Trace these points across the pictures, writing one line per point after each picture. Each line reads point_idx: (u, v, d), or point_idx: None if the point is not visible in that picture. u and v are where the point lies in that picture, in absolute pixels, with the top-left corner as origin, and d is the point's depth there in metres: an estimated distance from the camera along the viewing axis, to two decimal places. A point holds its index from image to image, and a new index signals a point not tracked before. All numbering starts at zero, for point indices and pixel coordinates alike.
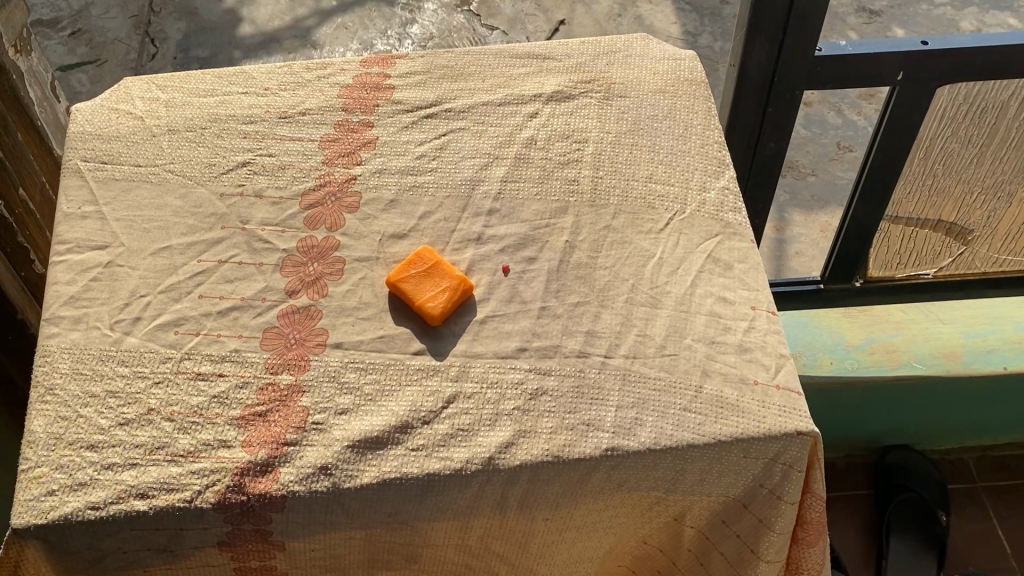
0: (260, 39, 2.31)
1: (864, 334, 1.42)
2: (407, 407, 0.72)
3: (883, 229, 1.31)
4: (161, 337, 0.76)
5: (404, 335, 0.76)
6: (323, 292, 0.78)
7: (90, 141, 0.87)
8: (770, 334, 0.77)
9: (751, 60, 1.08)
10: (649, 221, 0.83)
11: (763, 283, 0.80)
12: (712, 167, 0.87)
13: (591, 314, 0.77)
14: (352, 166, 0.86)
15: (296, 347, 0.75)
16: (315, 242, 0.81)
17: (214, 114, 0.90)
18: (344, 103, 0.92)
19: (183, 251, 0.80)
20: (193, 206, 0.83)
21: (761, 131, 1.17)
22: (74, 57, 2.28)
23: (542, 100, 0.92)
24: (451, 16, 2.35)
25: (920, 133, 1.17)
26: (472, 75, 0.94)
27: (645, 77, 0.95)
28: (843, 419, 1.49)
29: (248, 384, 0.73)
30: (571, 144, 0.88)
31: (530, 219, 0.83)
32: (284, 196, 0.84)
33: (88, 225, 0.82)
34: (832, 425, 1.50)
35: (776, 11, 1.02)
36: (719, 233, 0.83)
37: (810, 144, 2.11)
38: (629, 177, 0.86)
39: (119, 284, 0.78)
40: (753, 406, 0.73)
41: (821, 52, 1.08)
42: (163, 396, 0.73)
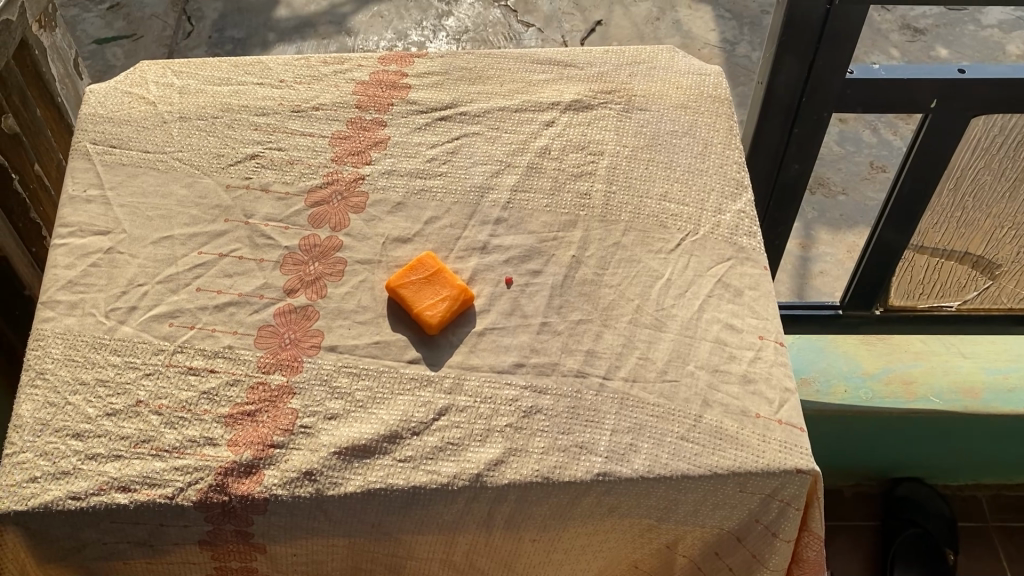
0: (296, 23, 2.31)
1: (881, 365, 1.37)
2: (397, 417, 0.71)
3: (906, 259, 1.23)
4: (155, 328, 0.75)
5: (400, 343, 0.75)
6: (322, 293, 0.77)
7: (100, 124, 0.86)
8: (776, 366, 0.75)
9: (779, 78, 0.99)
10: (660, 241, 0.80)
11: (773, 313, 0.78)
12: (729, 189, 0.84)
13: (593, 333, 0.75)
14: (361, 165, 0.84)
15: (290, 347, 0.74)
16: (317, 241, 0.79)
17: (226, 103, 0.88)
18: (358, 101, 0.89)
19: (185, 242, 0.79)
20: (198, 196, 0.81)
21: (785, 153, 1.08)
22: (112, 31, 2.30)
23: (560, 109, 0.88)
24: (487, 11, 2.33)
25: (951, 161, 1.08)
26: (490, 78, 0.91)
27: (668, 91, 0.91)
28: (854, 450, 1.46)
29: (239, 382, 0.73)
30: (586, 156, 0.85)
31: (537, 231, 0.81)
32: (290, 193, 0.82)
33: (91, 209, 0.81)
34: (841, 455, 1.47)
35: (810, 27, 0.93)
36: (732, 258, 0.80)
37: (842, 162, 2.09)
38: (643, 194, 0.83)
39: (117, 271, 0.77)
40: (752, 440, 0.70)
41: (852, 75, 0.98)
42: (152, 388, 0.72)
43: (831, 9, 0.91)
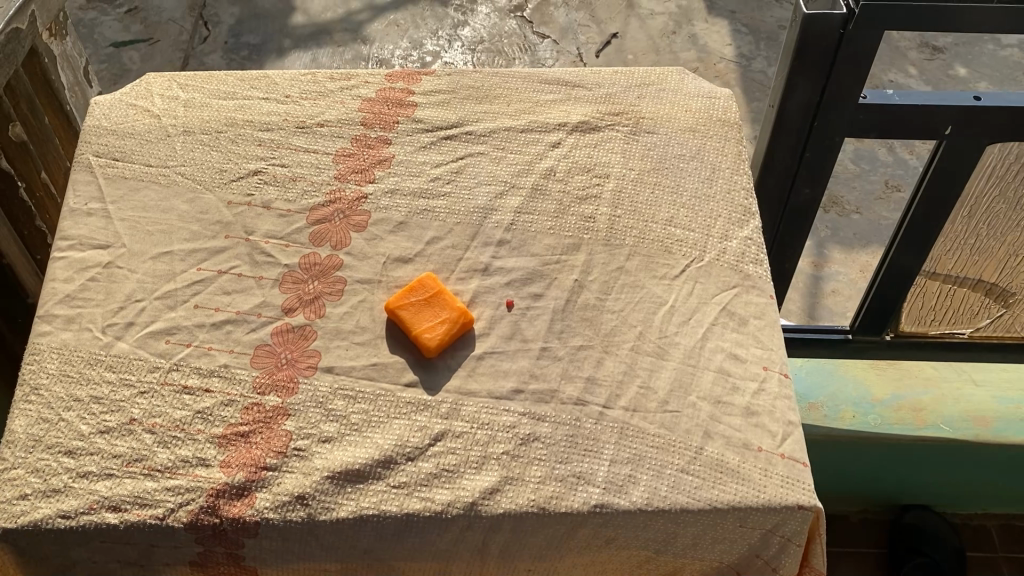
0: (312, 30, 2.31)
1: (891, 391, 1.35)
2: (392, 442, 0.70)
3: (918, 285, 1.20)
4: (151, 345, 0.74)
5: (397, 366, 0.73)
6: (320, 312, 0.76)
7: (104, 136, 0.85)
8: (781, 398, 0.73)
9: (791, 102, 0.96)
10: (664, 266, 0.79)
11: (779, 343, 0.76)
12: (736, 215, 0.82)
13: (594, 360, 0.74)
14: (364, 184, 0.83)
15: (286, 367, 0.73)
16: (317, 260, 0.78)
17: (230, 118, 0.87)
18: (364, 118, 0.88)
19: (184, 258, 0.78)
20: (199, 212, 0.81)
21: (796, 176, 1.05)
22: (129, 35, 2.31)
23: (566, 130, 0.87)
24: (503, 21, 2.34)
25: (964, 190, 1.06)
26: (497, 98, 0.90)
27: (677, 113, 0.89)
28: (863, 477, 1.44)
29: (233, 402, 0.72)
30: (591, 179, 0.84)
31: (540, 254, 0.79)
32: (292, 210, 0.81)
33: (92, 223, 0.80)
34: (849, 481, 1.45)
35: (824, 52, 0.90)
36: (737, 286, 0.78)
37: (858, 180, 2.10)
38: (648, 219, 0.81)
39: (116, 286, 0.77)
40: (754, 474, 0.69)
41: (865, 100, 0.95)
42: (146, 407, 0.71)
43: (844, 33, 0.88)
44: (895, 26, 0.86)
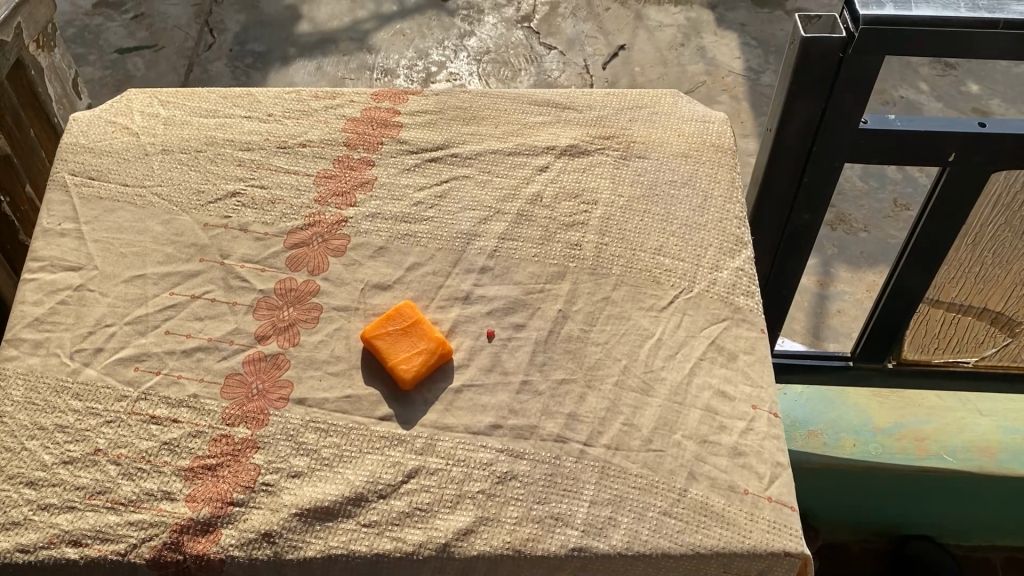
0: (318, 39, 2.30)
1: (893, 419, 1.32)
2: (364, 478, 0.67)
3: (921, 313, 1.17)
4: (120, 372, 0.72)
5: (372, 398, 0.71)
6: (294, 340, 0.74)
7: (81, 154, 0.84)
8: (769, 439, 0.70)
9: (789, 126, 0.93)
10: (652, 297, 0.76)
11: (769, 380, 0.73)
12: (728, 244, 0.79)
13: (576, 395, 0.71)
14: (345, 207, 0.81)
15: (257, 398, 0.71)
16: (293, 285, 0.76)
17: (210, 137, 0.85)
18: (347, 138, 0.86)
19: (157, 282, 0.76)
20: (174, 234, 0.79)
21: (794, 201, 1.02)
22: (135, 41, 2.29)
23: (555, 154, 0.85)
24: (510, 32, 2.33)
25: (969, 218, 1.03)
26: (485, 119, 0.88)
27: (669, 137, 0.86)
28: (863, 506, 1.40)
29: (201, 434, 0.69)
30: (579, 205, 0.81)
31: (523, 282, 0.77)
32: (269, 233, 0.79)
33: (64, 243, 0.78)
34: (848, 509, 1.40)
35: (823, 75, 0.87)
36: (727, 319, 0.75)
37: (865, 198, 2.08)
38: (636, 247, 0.78)
39: (86, 310, 0.75)
40: (739, 518, 0.66)
41: (866, 125, 0.92)
42: (111, 437, 0.69)
43: (844, 57, 0.85)
44: (897, 50, 0.83)
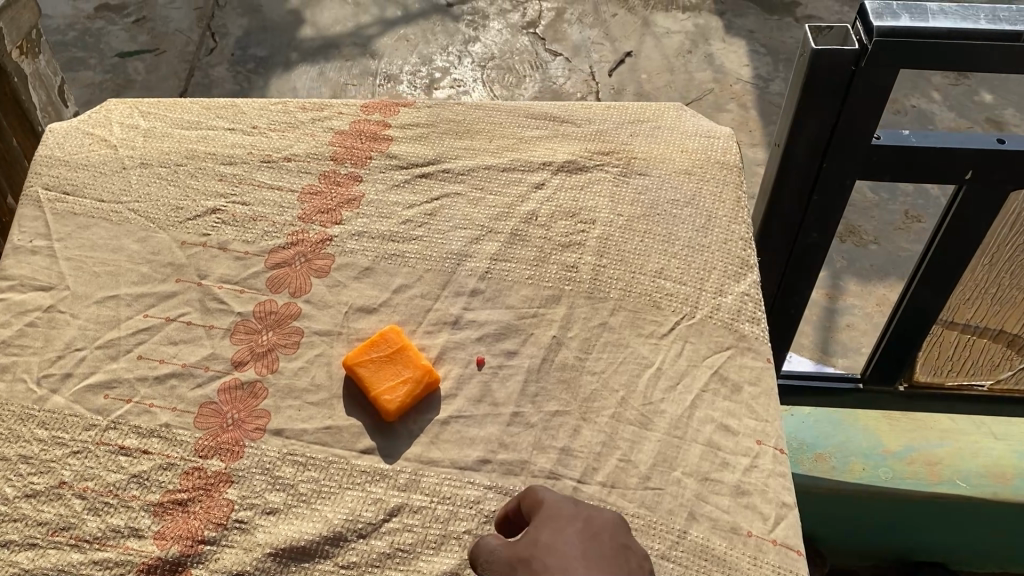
0: (320, 44, 2.27)
1: (904, 442, 1.27)
2: (343, 516, 0.63)
3: (934, 335, 1.12)
4: (89, 400, 0.68)
5: (353, 429, 0.67)
6: (272, 367, 0.70)
7: (56, 167, 0.80)
8: (774, 476, 0.66)
9: (798, 141, 0.89)
10: (651, 323, 0.72)
11: (775, 414, 0.69)
12: (733, 267, 0.75)
13: (570, 428, 0.67)
14: (330, 225, 0.77)
15: (232, 429, 0.67)
16: (273, 308, 0.72)
17: (191, 150, 0.82)
18: (334, 152, 0.82)
19: (130, 303, 0.72)
20: (150, 253, 0.75)
21: (803, 220, 0.97)
22: (135, 45, 2.25)
23: (552, 170, 0.81)
24: (515, 38, 2.29)
25: (986, 237, 0.98)
26: (478, 133, 0.84)
27: (672, 153, 0.82)
28: (872, 533, 1.34)
29: (173, 466, 0.66)
30: (576, 224, 0.77)
31: (516, 306, 0.73)
32: (250, 252, 0.75)
33: (35, 262, 0.75)
34: (856, 536, 1.35)
35: (835, 89, 0.83)
36: (731, 347, 0.71)
37: (876, 210, 2.03)
38: (635, 269, 0.74)
39: (55, 333, 0.71)
40: (742, 563, 0.62)
41: (879, 141, 0.88)
42: (78, 469, 0.65)
43: (856, 70, 0.81)
44: (912, 64, 0.79)
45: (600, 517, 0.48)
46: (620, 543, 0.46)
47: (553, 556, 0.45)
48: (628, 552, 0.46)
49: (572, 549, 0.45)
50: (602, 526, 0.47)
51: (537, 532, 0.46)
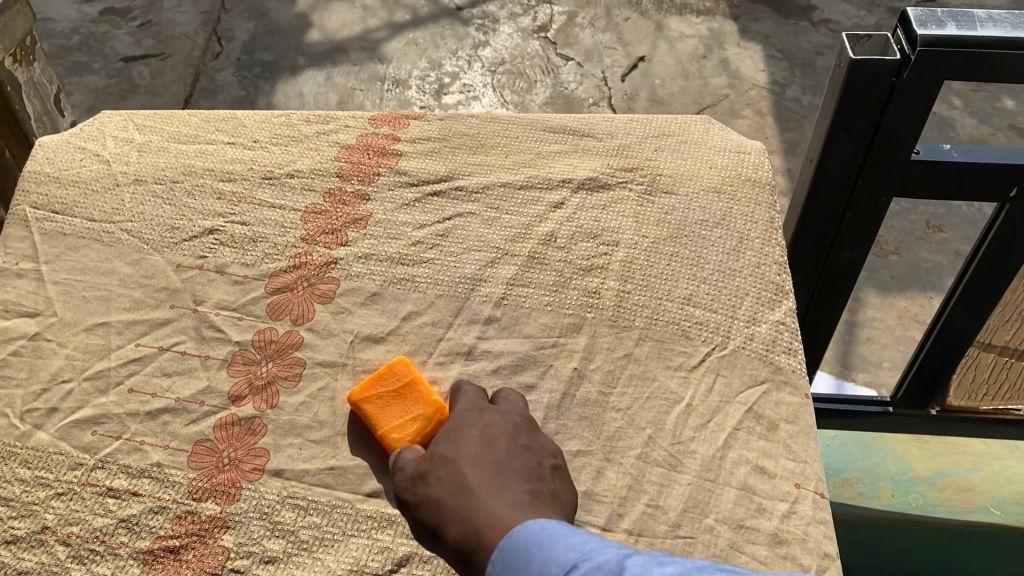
0: (328, 48, 2.22)
1: (935, 467, 1.22)
2: (347, 567, 0.58)
3: (969, 357, 1.06)
4: (75, 437, 0.63)
5: (359, 470, 0.62)
6: (272, 402, 0.65)
7: (44, 184, 0.75)
8: (815, 524, 0.60)
9: (831, 157, 0.84)
10: (679, 354, 0.67)
11: (814, 455, 0.64)
12: (767, 294, 0.70)
13: (593, 470, 0.62)
14: (335, 246, 0.72)
15: (228, 469, 0.62)
16: (274, 337, 0.68)
17: (189, 166, 0.77)
18: (340, 168, 0.78)
19: (121, 331, 0.68)
20: (143, 276, 0.70)
21: (835, 238, 0.92)
22: (140, 49, 2.21)
23: (571, 187, 0.76)
24: (526, 42, 2.24)
25: None
26: (494, 147, 0.79)
27: (700, 170, 0.77)
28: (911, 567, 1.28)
29: (164, 510, 0.61)
30: (597, 246, 0.72)
31: (534, 335, 0.68)
32: (249, 276, 0.70)
33: (20, 286, 0.70)
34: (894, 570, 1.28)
35: (872, 102, 0.78)
36: (766, 381, 0.66)
37: (896, 220, 1.97)
38: (662, 296, 0.69)
39: (40, 363, 0.66)
40: None
41: (918, 156, 0.82)
42: (62, 512, 0.60)
43: (897, 82, 0.76)
44: (957, 75, 0.74)
45: (502, 423, 0.57)
46: (519, 442, 0.56)
47: (447, 466, 0.54)
48: (526, 450, 0.55)
49: (464, 455, 0.54)
50: (502, 429, 0.56)
51: (441, 443, 0.56)
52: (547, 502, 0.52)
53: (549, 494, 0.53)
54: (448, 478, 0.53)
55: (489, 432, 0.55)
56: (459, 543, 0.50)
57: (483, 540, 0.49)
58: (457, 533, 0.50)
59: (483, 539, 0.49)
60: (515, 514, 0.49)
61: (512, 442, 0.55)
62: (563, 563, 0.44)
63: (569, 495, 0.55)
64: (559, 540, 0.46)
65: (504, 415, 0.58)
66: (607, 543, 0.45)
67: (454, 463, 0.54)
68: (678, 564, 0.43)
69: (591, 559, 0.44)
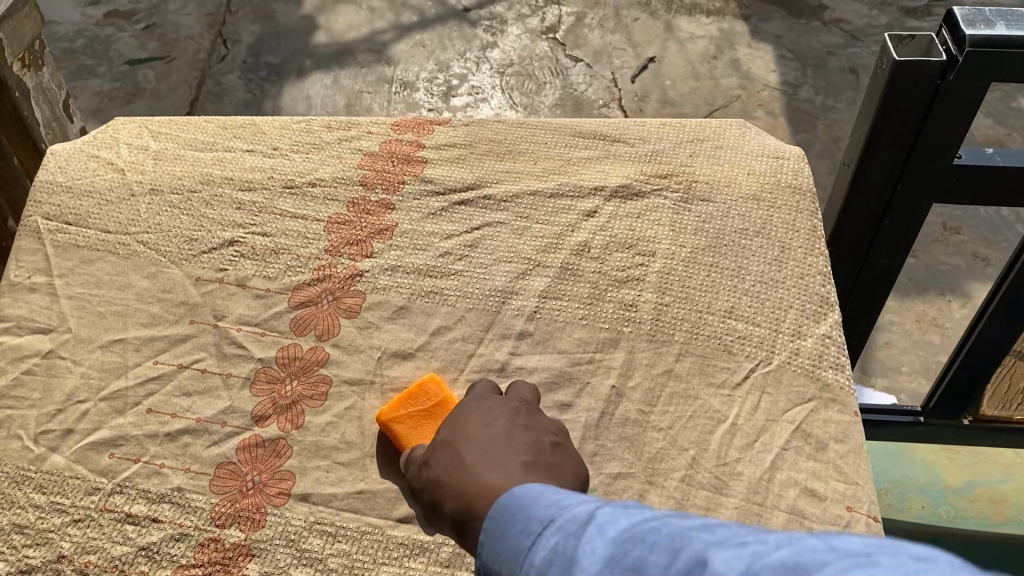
0: (334, 50, 2.19)
1: (966, 478, 1.19)
2: None
3: (1004, 366, 1.02)
4: (92, 460, 0.60)
5: (389, 495, 0.59)
6: (298, 422, 0.62)
7: (57, 194, 0.72)
8: None
9: (870, 162, 0.81)
10: (722, 370, 0.64)
11: (867, 476, 0.60)
12: (812, 306, 0.67)
13: (634, 493, 0.59)
14: (360, 258, 0.69)
15: (253, 493, 0.59)
16: (298, 354, 0.65)
17: (207, 174, 0.74)
18: (364, 176, 0.75)
19: (139, 348, 0.65)
20: (161, 290, 0.67)
21: (872, 244, 0.89)
22: (145, 52, 2.18)
23: (604, 196, 0.73)
24: (535, 44, 2.21)
25: None
26: (522, 154, 0.77)
27: (737, 176, 0.75)
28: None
29: (185, 537, 0.58)
30: (633, 257, 0.69)
31: (569, 351, 0.65)
32: (271, 289, 0.68)
33: (33, 300, 0.67)
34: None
35: (915, 105, 0.75)
36: (813, 399, 0.63)
37: None
38: (702, 308, 0.66)
39: (55, 382, 0.64)
40: None
41: (960, 160, 0.79)
42: (78, 540, 0.57)
43: (942, 84, 0.73)
44: (1005, 76, 0.71)
45: (502, 406, 0.55)
46: (518, 422, 0.53)
47: (445, 449, 0.52)
48: (526, 429, 0.53)
49: (462, 437, 0.52)
50: (503, 412, 0.55)
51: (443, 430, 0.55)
52: (545, 473, 0.50)
53: (547, 465, 0.50)
54: (444, 458, 0.51)
55: (489, 414, 0.54)
56: (457, 517, 0.48)
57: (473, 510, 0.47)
58: (454, 507, 0.48)
59: (476, 509, 0.47)
60: (505, 482, 0.47)
61: (512, 423, 0.53)
62: (539, 520, 0.40)
63: (576, 472, 0.52)
64: (541, 499, 0.42)
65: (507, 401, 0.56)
66: (586, 496, 0.41)
67: (452, 445, 0.52)
68: (655, 513, 0.38)
69: (565, 513, 0.39)
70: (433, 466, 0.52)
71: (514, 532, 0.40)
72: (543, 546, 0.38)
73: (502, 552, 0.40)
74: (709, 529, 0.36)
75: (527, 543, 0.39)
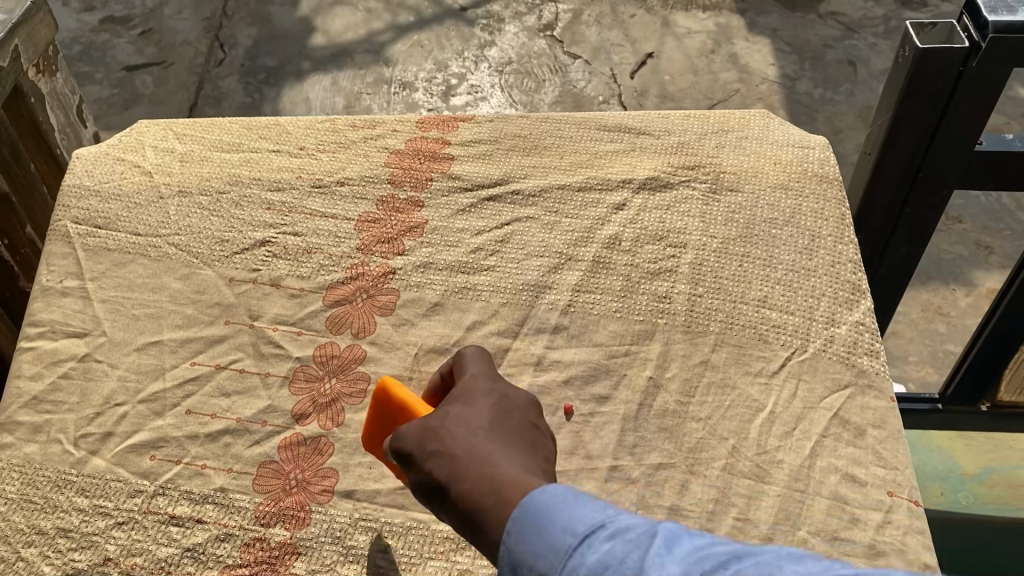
0: (331, 52, 2.19)
1: (982, 465, 1.20)
2: None
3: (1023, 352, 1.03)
4: (133, 462, 0.60)
5: None
6: (338, 419, 0.62)
7: (85, 198, 0.72)
8: (913, 534, 0.57)
9: (892, 150, 0.81)
10: (758, 359, 0.64)
11: (906, 461, 0.60)
12: (845, 294, 0.67)
13: (677, 483, 0.59)
14: (392, 256, 0.70)
15: (296, 491, 0.59)
16: (335, 351, 0.65)
17: (235, 175, 0.74)
18: (392, 174, 0.75)
19: (175, 350, 0.65)
20: (194, 291, 0.67)
21: (892, 232, 0.90)
22: (142, 58, 2.17)
23: (632, 188, 0.73)
24: (533, 41, 2.21)
25: None
26: (548, 149, 0.77)
27: (763, 167, 0.75)
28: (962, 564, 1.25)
29: (231, 537, 0.58)
30: (664, 249, 0.70)
31: (605, 343, 0.65)
32: (305, 288, 0.68)
33: (66, 304, 0.67)
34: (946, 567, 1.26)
35: (937, 92, 0.75)
36: (851, 385, 0.63)
37: None
38: (736, 298, 0.67)
39: (92, 385, 0.63)
40: None
41: (982, 147, 0.80)
42: (124, 543, 0.57)
43: (964, 71, 0.73)
44: None
45: (518, 394, 0.52)
46: (532, 418, 0.51)
47: (460, 426, 0.49)
48: (537, 428, 0.51)
49: (480, 419, 0.49)
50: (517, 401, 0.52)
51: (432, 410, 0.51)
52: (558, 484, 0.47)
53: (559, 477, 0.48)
54: (463, 437, 0.47)
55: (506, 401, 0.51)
56: (470, 505, 0.45)
57: (500, 502, 0.43)
58: (467, 493, 0.45)
59: (498, 497, 0.44)
60: (534, 481, 0.44)
61: (526, 418, 0.50)
62: (587, 523, 0.40)
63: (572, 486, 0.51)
64: (581, 500, 0.41)
65: (500, 380, 0.53)
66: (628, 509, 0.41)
67: (470, 424, 0.49)
68: (707, 536, 0.39)
69: (613, 520, 0.40)
70: (427, 448, 0.48)
71: (555, 530, 0.40)
72: (597, 548, 0.38)
73: (542, 548, 0.40)
74: (786, 559, 0.36)
75: (570, 543, 0.39)
